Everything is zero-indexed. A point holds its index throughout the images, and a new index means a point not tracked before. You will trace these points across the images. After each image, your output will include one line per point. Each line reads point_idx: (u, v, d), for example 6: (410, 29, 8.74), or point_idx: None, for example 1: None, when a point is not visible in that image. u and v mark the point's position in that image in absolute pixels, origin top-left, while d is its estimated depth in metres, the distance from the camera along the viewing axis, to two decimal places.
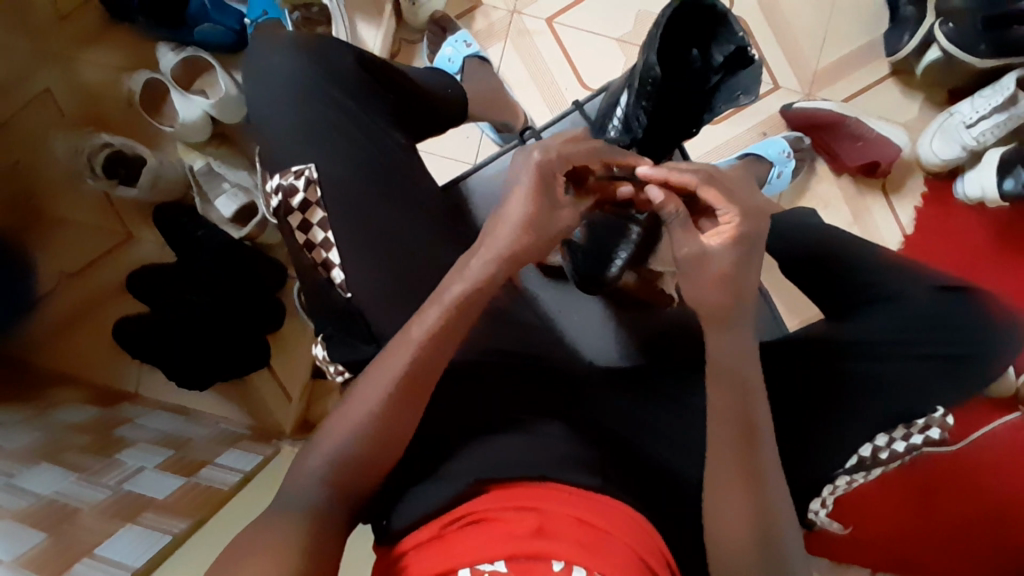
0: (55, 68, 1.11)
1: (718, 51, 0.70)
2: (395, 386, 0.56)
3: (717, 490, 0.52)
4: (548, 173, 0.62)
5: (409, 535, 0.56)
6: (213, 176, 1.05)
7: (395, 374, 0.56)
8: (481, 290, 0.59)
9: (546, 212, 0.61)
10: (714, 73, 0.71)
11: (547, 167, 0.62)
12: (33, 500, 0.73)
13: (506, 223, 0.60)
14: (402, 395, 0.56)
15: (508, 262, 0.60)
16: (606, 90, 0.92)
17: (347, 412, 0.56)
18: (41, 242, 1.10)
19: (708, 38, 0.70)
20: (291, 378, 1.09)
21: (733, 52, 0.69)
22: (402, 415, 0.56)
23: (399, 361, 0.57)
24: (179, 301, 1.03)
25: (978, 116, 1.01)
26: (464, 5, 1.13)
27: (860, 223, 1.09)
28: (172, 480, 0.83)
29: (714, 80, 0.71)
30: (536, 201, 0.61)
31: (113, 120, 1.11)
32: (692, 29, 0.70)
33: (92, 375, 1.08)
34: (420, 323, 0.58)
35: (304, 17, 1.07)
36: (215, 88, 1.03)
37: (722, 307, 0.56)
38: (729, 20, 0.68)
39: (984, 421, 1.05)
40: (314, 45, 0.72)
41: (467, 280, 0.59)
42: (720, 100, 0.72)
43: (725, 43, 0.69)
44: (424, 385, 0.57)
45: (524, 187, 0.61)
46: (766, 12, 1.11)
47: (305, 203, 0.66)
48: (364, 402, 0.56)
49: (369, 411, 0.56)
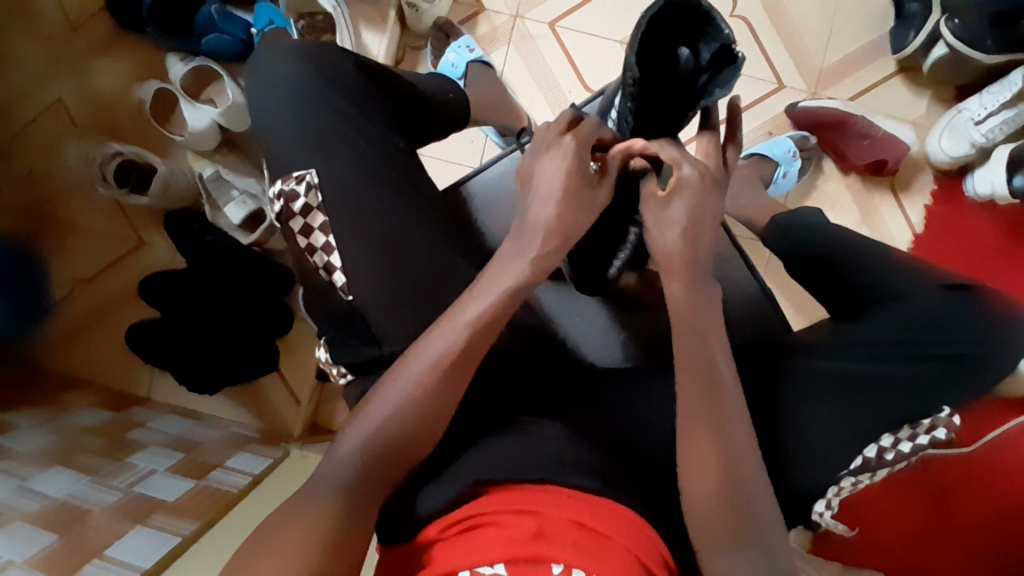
0: (69, 79, 1.13)
1: (706, 49, 0.68)
2: (436, 374, 0.57)
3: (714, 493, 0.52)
4: (580, 158, 0.63)
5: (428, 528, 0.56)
6: (221, 183, 1.07)
7: (435, 361, 0.57)
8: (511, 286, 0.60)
9: (582, 191, 0.63)
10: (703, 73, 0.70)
11: (580, 152, 0.64)
12: (45, 503, 0.74)
13: (545, 207, 0.62)
14: (435, 388, 0.57)
15: (555, 247, 0.62)
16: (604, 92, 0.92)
17: (377, 403, 0.57)
18: (55, 248, 1.12)
19: (696, 36, 0.68)
20: (300, 383, 1.11)
21: (718, 50, 0.67)
22: (431, 403, 0.57)
23: (436, 348, 0.58)
24: (189, 305, 1.04)
25: (987, 113, 1.00)
26: (467, 12, 1.14)
27: (869, 222, 1.08)
28: (181, 483, 0.84)
29: (702, 80, 0.70)
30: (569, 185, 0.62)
31: (125, 128, 1.13)
32: (681, 28, 0.68)
33: (107, 379, 1.10)
34: (472, 308, 0.59)
35: (310, 24, 1.09)
36: (223, 97, 1.05)
37: (688, 261, 0.59)
38: (714, 18, 0.66)
39: (999, 422, 1.03)
40: (315, 53, 0.73)
41: (514, 264, 0.61)
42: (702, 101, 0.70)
43: (711, 41, 0.67)
44: (462, 367, 0.58)
45: (561, 170, 0.63)
46: (770, 11, 1.11)
47: (306, 208, 0.67)
48: (389, 392, 0.57)
49: (401, 400, 0.57)
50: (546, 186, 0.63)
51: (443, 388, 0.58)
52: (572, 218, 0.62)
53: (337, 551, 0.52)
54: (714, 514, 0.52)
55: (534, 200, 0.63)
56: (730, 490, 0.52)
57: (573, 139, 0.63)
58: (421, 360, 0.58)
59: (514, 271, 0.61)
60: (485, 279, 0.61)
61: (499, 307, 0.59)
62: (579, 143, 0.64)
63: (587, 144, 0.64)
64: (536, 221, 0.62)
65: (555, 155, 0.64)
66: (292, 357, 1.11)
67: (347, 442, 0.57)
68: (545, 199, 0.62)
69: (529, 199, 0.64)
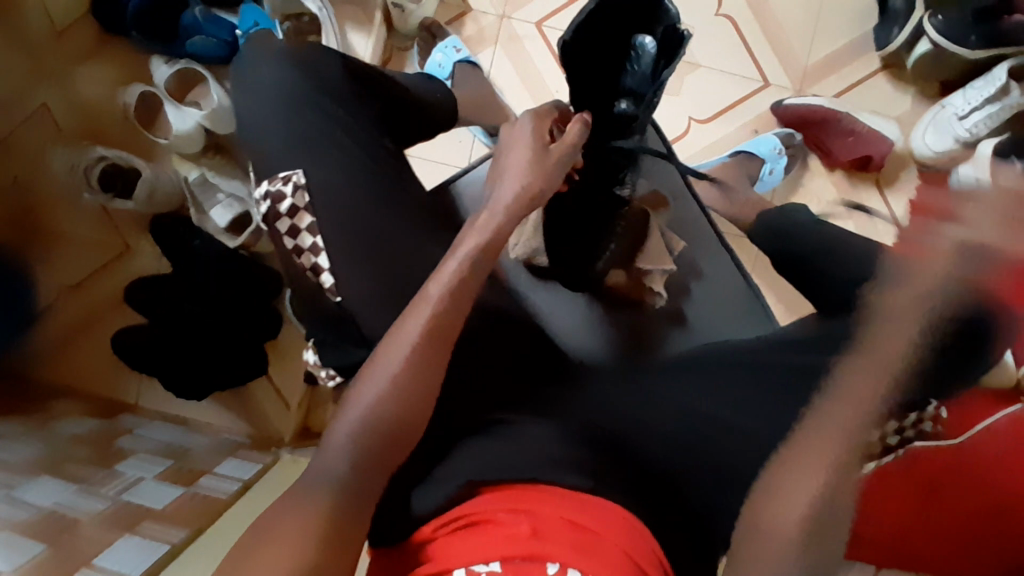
0: (51, 82, 1.12)
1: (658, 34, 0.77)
2: (410, 360, 0.57)
3: None
4: (534, 129, 0.70)
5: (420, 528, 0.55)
6: (207, 187, 1.06)
7: (408, 344, 0.57)
8: (473, 267, 0.62)
9: (533, 156, 0.68)
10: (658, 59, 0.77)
11: (536, 131, 0.70)
12: (32, 511, 0.73)
13: (505, 177, 0.67)
14: (412, 374, 0.57)
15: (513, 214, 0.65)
16: None
17: (358, 396, 0.57)
18: (38, 254, 1.10)
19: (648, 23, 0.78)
20: (289, 386, 1.10)
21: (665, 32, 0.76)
22: (409, 389, 0.57)
23: (407, 330, 0.58)
24: (177, 310, 1.03)
25: (971, 108, 1.01)
26: (453, 12, 1.13)
27: (855, 219, 1.09)
28: (170, 490, 0.83)
29: (658, 63, 0.77)
30: (528, 158, 0.67)
31: (109, 133, 1.12)
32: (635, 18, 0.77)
33: (93, 387, 1.08)
34: (435, 284, 0.60)
35: (295, 27, 1.08)
36: (208, 99, 1.04)
37: None
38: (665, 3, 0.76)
39: (987, 414, 1.04)
40: (301, 53, 0.73)
41: (475, 237, 0.64)
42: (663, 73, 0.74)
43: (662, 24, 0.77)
44: (435, 349, 0.58)
45: (520, 144, 0.69)
46: (755, 10, 1.11)
47: (293, 208, 0.67)
48: (368, 385, 0.57)
49: (379, 391, 0.56)
50: (507, 160, 0.68)
51: (421, 377, 0.57)
52: (526, 187, 0.66)
53: (330, 556, 0.51)
54: None
55: (498, 174, 0.68)
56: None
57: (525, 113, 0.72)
58: (398, 349, 0.58)
59: (465, 250, 0.63)
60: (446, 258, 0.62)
61: (463, 282, 0.61)
62: (534, 124, 0.71)
63: (541, 120, 0.72)
64: (498, 193, 0.66)
65: (515, 135, 0.70)
66: (280, 362, 1.10)
67: (335, 442, 0.55)
68: (509, 172, 0.67)
69: (495, 176, 0.68)
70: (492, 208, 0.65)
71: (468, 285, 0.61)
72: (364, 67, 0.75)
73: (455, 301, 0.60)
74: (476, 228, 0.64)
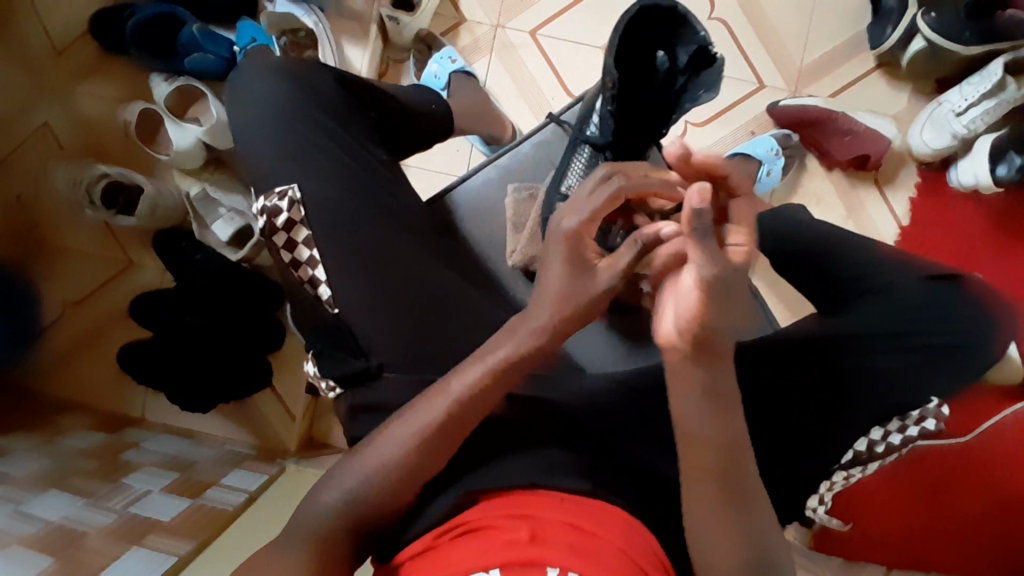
0: (53, 102, 1.14)
1: (683, 51, 0.74)
2: (429, 433, 0.57)
3: (706, 500, 0.52)
4: (577, 240, 0.59)
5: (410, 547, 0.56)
6: (209, 202, 1.07)
7: (424, 425, 0.57)
8: (502, 371, 0.58)
9: (575, 281, 0.59)
10: (681, 75, 0.75)
11: (580, 240, 0.59)
12: (41, 525, 0.74)
13: (540, 295, 0.60)
14: (435, 443, 0.57)
15: (548, 334, 0.59)
16: (584, 95, 0.85)
17: (372, 452, 0.57)
18: (45, 271, 1.12)
19: (672, 39, 0.74)
20: (292, 397, 1.11)
21: (695, 51, 0.73)
22: (428, 462, 0.57)
23: (422, 417, 0.57)
24: (178, 323, 1.03)
25: (968, 104, 1.00)
26: (448, 23, 1.14)
27: (854, 217, 1.08)
28: (178, 502, 0.84)
29: (679, 81, 0.75)
30: (563, 281, 0.59)
31: (111, 150, 1.13)
32: (658, 33, 0.74)
33: (99, 401, 1.10)
34: (458, 380, 0.58)
35: (291, 41, 1.10)
36: (207, 115, 1.06)
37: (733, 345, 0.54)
38: (689, 21, 0.72)
39: (993, 411, 1.04)
40: (295, 69, 0.74)
41: (503, 345, 0.58)
42: (687, 101, 0.76)
43: (688, 43, 0.73)
44: (460, 427, 0.57)
45: (559, 262, 0.60)
46: (748, 11, 1.12)
47: (289, 222, 0.67)
48: (386, 443, 0.57)
49: (397, 451, 0.57)
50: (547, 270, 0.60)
51: (441, 451, 0.57)
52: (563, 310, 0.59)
53: None
54: (708, 516, 0.52)
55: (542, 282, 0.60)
56: (720, 488, 0.52)
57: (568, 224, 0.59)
58: (418, 424, 0.57)
59: (497, 354, 0.58)
60: (475, 358, 0.59)
61: (493, 381, 0.58)
62: (580, 224, 0.59)
63: (587, 229, 0.59)
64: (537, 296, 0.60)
65: (554, 241, 0.61)
66: (283, 373, 1.12)
67: (346, 479, 0.57)
68: (547, 291, 0.60)
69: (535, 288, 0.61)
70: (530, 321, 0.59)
71: (504, 378, 0.58)
72: (360, 80, 0.76)
73: (478, 396, 0.57)
74: (509, 333, 0.59)
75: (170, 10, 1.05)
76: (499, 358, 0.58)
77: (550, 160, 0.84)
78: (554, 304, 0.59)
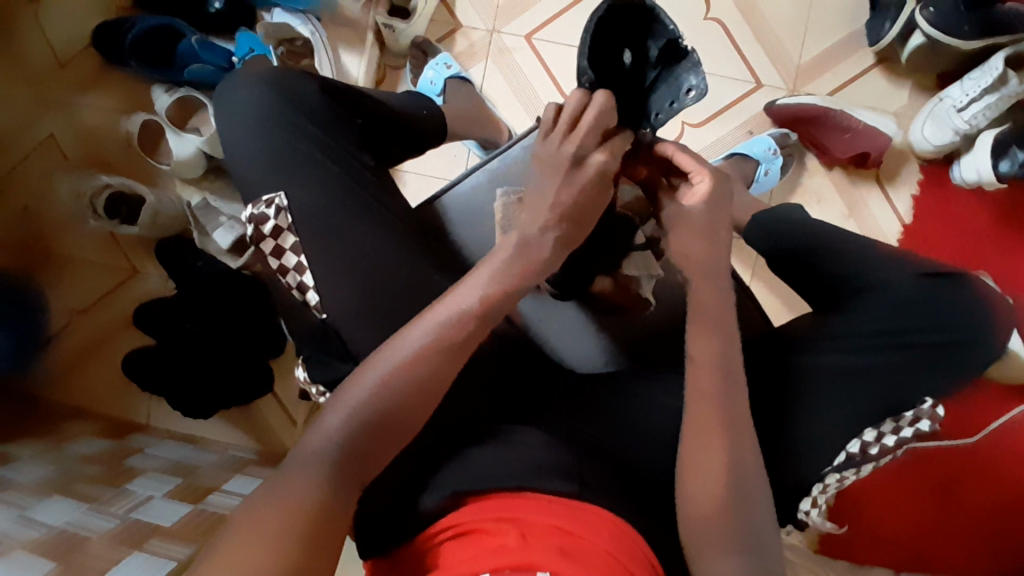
0: (57, 114, 1.16)
1: (654, 46, 0.67)
2: (397, 372, 0.56)
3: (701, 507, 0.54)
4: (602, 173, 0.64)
5: (400, 548, 0.57)
6: (208, 210, 1.08)
7: (394, 366, 0.56)
8: (479, 318, 0.59)
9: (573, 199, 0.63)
10: (652, 70, 0.68)
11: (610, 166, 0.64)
12: (43, 531, 0.75)
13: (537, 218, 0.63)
14: (407, 393, 0.56)
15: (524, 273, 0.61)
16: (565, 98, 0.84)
17: (346, 392, 0.56)
18: (54, 281, 1.14)
19: (642, 35, 0.67)
20: (293, 402, 1.13)
21: (666, 45, 0.66)
22: (402, 404, 0.56)
23: (383, 368, 0.56)
24: (179, 330, 1.05)
25: (969, 99, 0.98)
26: (443, 29, 1.15)
27: (856, 216, 1.07)
28: (179, 507, 0.85)
29: (651, 76, 0.68)
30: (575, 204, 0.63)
31: (114, 161, 1.15)
32: (627, 28, 0.66)
33: (105, 409, 1.11)
34: (431, 323, 0.58)
35: (288, 50, 1.11)
36: (207, 125, 1.08)
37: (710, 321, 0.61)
38: (660, 15, 0.65)
39: (1003, 410, 1.01)
40: (279, 78, 0.74)
41: (471, 295, 0.59)
42: (659, 100, 0.68)
43: (658, 37, 0.66)
44: (427, 385, 0.57)
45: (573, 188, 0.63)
46: (743, 10, 1.11)
47: (276, 229, 0.68)
48: (364, 377, 0.56)
49: (364, 392, 0.56)
50: (555, 198, 0.63)
51: (410, 390, 0.56)
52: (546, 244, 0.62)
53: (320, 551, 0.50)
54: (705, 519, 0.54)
55: (536, 204, 0.63)
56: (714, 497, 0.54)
57: (603, 157, 0.63)
58: (393, 357, 0.57)
59: (468, 300, 0.59)
60: (448, 303, 0.59)
61: (460, 344, 0.58)
62: (607, 155, 0.64)
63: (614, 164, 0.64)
64: (525, 227, 0.63)
65: (583, 171, 0.64)
66: (284, 379, 1.13)
67: (322, 426, 0.55)
68: (535, 208, 0.63)
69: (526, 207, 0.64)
70: (519, 257, 0.62)
71: (480, 327, 0.59)
72: (344, 86, 0.76)
73: (444, 363, 0.57)
74: (486, 273, 0.61)
75: (167, 22, 1.07)
76: (470, 302, 0.59)
77: None
78: (546, 237, 0.62)
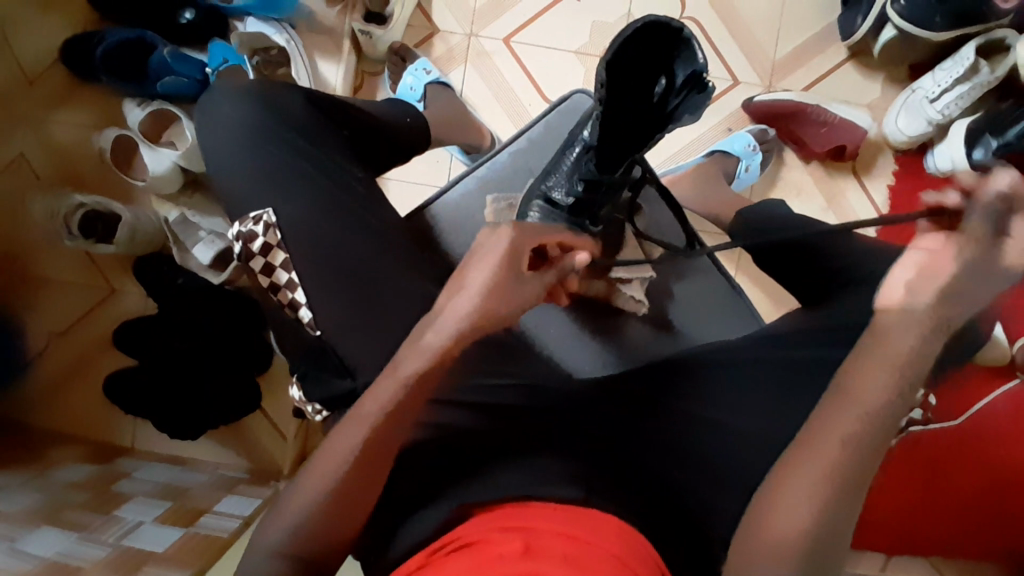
0: (24, 131, 1.12)
1: (679, 71, 0.71)
2: (349, 460, 0.53)
3: None
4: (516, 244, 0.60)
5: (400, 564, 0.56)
6: (187, 225, 1.07)
7: (336, 465, 0.53)
8: (412, 396, 0.55)
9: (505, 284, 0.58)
10: (675, 96, 0.71)
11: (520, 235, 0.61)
12: (36, 562, 0.71)
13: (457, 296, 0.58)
14: (368, 473, 0.54)
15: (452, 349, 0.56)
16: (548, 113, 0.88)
17: (298, 495, 0.54)
18: (27, 302, 1.10)
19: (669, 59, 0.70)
20: (283, 418, 1.10)
21: (687, 76, 0.70)
22: (363, 483, 0.54)
23: (331, 466, 0.53)
24: (161, 350, 1.03)
25: (941, 90, 1.01)
26: (420, 35, 1.14)
27: (836, 207, 1.09)
28: (172, 531, 0.83)
29: (672, 104, 0.72)
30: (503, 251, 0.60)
31: (85, 178, 1.12)
32: (653, 54, 0.70)
33: (87, 434, 1.08)
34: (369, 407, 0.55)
35: (264, 60, 1.09)
36: (183, 138, 1.05)
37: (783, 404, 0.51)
38: (691, 42, 0.69)
39: (985, 392, 1.04)
40: (262, 91, 0.73)
41: (399, 375, 0.56)
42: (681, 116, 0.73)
43: (684, 64, 0.70)
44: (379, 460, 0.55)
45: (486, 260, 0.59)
46: (718, 9, 1.12)
47: (265, 246, 0.67)
48: (313, 477, 0.54)
49: (322, 487, 0.53)
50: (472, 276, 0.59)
51: (367, 478, 0.54)
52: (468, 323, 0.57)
53: None
54: None
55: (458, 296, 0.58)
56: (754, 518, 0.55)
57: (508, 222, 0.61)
58: (336, 452, 0.54)
59: (406, 371, 0.55)
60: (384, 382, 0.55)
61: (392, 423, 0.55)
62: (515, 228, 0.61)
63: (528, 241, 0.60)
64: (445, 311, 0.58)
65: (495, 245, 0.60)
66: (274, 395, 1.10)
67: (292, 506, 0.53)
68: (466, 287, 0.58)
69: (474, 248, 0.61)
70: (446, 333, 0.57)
71: (419, 398, 0.56)
72: (325, 95, 0.75)
73: (389, 439, 0.55)
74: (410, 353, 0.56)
75: (139, 35, 1.04)
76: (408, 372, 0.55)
77: (528, 167, 0.86)
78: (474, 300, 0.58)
